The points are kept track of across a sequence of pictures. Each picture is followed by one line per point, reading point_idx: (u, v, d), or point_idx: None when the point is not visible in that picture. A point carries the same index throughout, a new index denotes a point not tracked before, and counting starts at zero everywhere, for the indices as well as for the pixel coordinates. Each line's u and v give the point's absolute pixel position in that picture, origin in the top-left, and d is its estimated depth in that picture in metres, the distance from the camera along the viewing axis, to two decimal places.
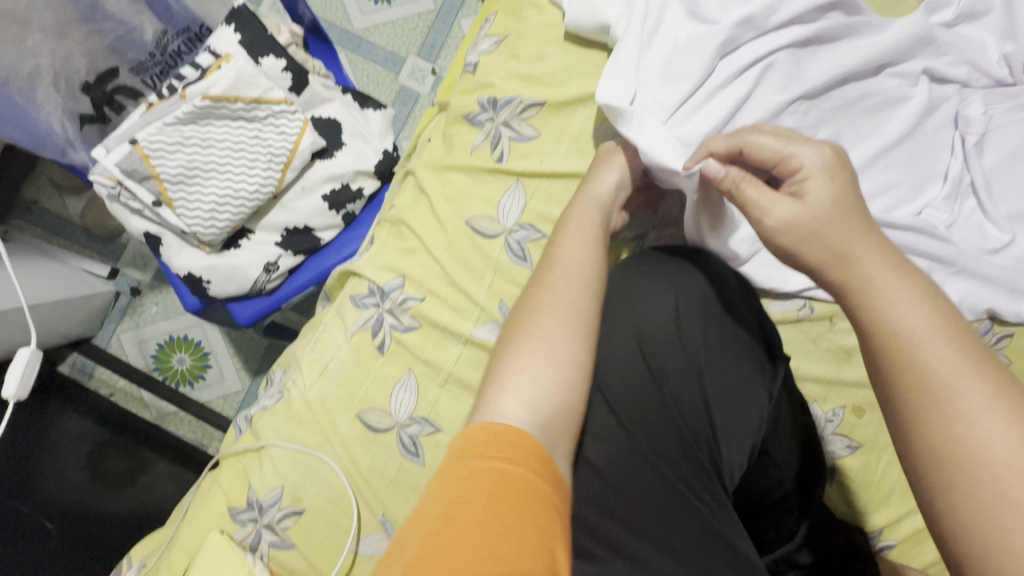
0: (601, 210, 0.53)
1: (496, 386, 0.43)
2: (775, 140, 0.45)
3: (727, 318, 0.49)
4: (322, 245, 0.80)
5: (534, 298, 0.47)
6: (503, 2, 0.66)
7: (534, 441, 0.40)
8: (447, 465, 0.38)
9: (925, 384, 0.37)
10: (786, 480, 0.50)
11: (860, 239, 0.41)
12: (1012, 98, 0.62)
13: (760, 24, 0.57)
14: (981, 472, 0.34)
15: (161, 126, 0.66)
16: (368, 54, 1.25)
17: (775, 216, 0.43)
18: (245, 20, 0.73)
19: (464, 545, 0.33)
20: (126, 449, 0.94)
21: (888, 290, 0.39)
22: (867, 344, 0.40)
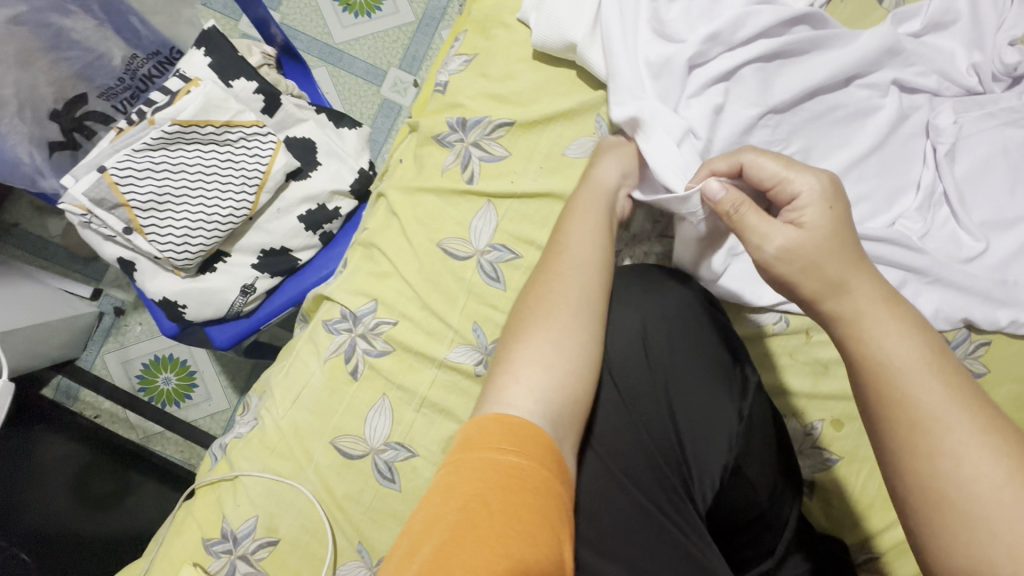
0: (606, 195, 0.52)
1: (506, 375, 0.43)
2: (776, 164, 0.46)
3: (694, 337, 0.49)
4: (299, 265, 0.79)
5: (539, 290, 0.47)
6: (472, 20, 0.65)
7: (547, 433, 0.40)
8: (461, 454, 0.38)
9: (912, 417, 0.39)
10: (761, 499, 0.49)
11: (855, 271, 0.43)
12: (981, 106, 0.63)
13: (726, 40, 0.57)
14: (967, 503, 0.36)
15: (132, 152, 0.67)
16: (349, 67, 1.24)
17: (779, 244, 0.44)
18: (215, 42, 0.72)
19: (478, 542, 0.33)
20: (111, 471, 0.93)
21: (878, 326, 0.42)
22: (858, 376, 0.42)
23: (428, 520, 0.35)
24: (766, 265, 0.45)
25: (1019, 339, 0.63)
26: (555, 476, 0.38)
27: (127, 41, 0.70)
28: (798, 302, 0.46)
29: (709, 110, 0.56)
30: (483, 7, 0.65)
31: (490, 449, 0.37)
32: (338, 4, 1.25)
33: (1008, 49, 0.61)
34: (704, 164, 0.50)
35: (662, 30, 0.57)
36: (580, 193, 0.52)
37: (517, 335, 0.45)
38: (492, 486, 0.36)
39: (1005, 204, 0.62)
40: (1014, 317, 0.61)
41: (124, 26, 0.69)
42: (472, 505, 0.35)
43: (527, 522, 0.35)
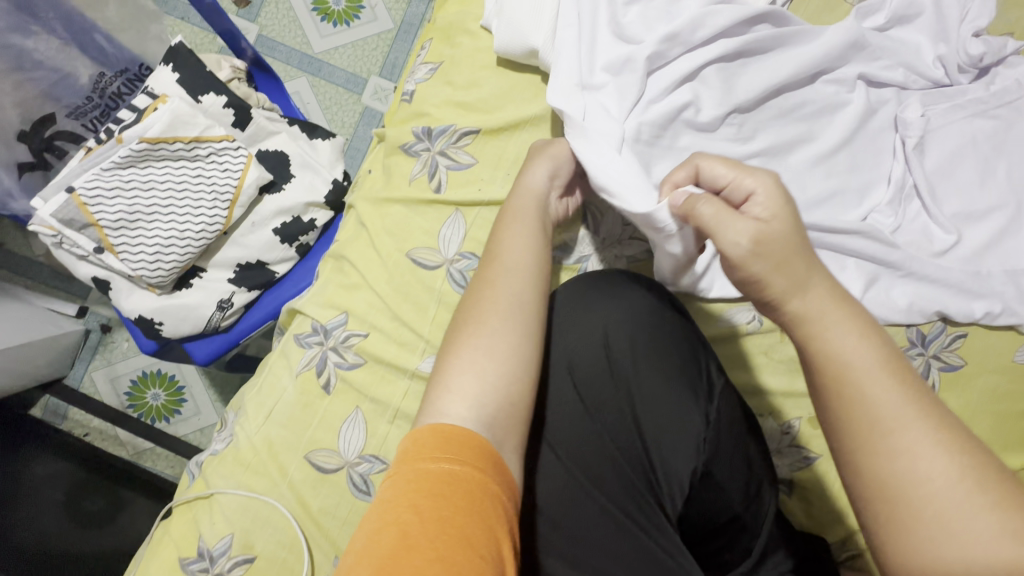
0: (539, 203, 0.53)
1: (441, 388, 0.44)
2: (727, 164, 0.44)
3: (656, 346, 0.50)
4: (277, 278, 0.79)
5: (478, 299, 0.49)
6: (437, 28, 0.65)
7: (483, 439, 0.40)
8: (398, 468, 0.38)
9: (873, 418, 0.39)
10: (734, 502, 0.49)
11: (814, 272, 0.41)
12: (948, 98, 0.63)
13: (685, 40, 0.57)
14: (924, 501, 0.37)
15: (100, 172, 0.66)
16: (329, 76, 1.23)
17: (748, 240, 0.40)
18: (182, 58, 0.72)
19: (412, 551, 0.33)
20: (102, 490, 0.93)
21: (835, 326, 0.40)
22: (817, 378, 0.41)
23: (368, 537, 0.35)
24: (735, 265, 0.41)
25: (995, 330, 0.63)
26: (493, 480, 0.38)
27: (95, 60, 0.71)
28: (761, 305, 0.43)
29: (671, 108, 0.56)
30: (447, 14, 0.65)
31: (425, 460, 0.38)
32: (316, 13, 1.24)
33: (973, 40, 0.61)
34: (665, 177, 0.48)
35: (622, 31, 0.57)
36: (514, 199, 0.53)
37: (453, 348, 0.47)
38: (427, 494, 0.36)
39: (976, 195, 0.62)
40: (987, 309, 0.61)
41: (88, 43, 0.70)
42: (406, 514, 0.35)
43: (462, 526, 0.35)
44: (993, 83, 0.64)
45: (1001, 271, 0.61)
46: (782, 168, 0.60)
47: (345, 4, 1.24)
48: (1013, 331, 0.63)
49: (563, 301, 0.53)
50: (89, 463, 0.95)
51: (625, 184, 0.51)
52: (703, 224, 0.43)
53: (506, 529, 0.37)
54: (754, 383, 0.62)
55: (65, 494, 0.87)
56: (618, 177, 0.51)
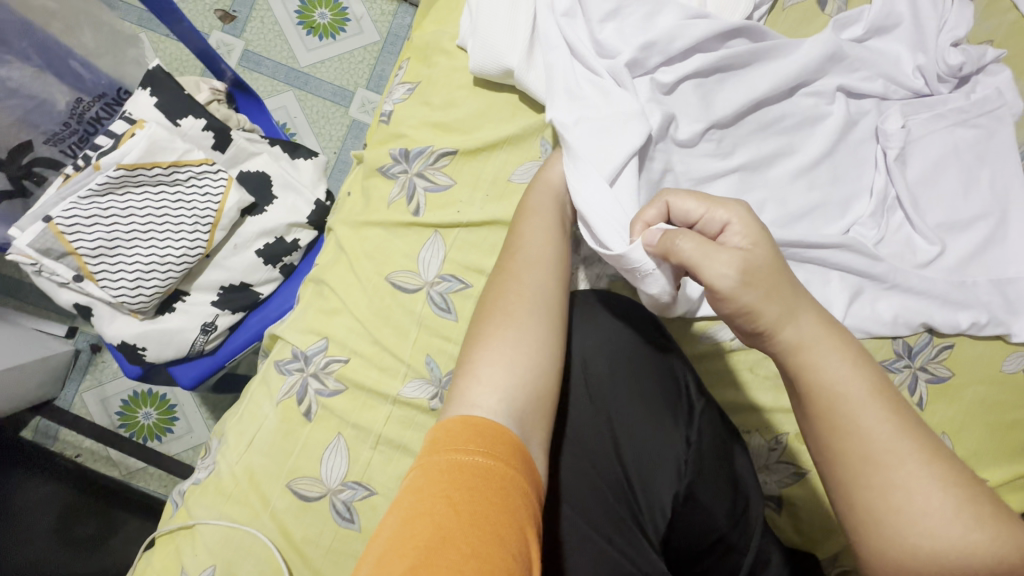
0: (559, 196, 0.54)
1: (469, 375, 0.43)
2: (696, 200, 0.43)
3: (635, 368, 0.51)
4: (261, 299, 0.78)
5: (501, 288, 0.48)
6: (415, 48, 0.66)
7: (512, 434, 0.39)
8: (430, 457, 0.37)
9: (867, 451, 0.39)
10: (719, 523, 0.48)
11: (802, 302, 0.42)
12: (929, 108, 0.63)
13: (663, 49, 0.56)
14: (919, 536, 0.37)
15: (77, 200, 0.66)
16: (316, 90, 1.17)
17: (735, 270, 0.39)
18: (160, 81, 0.72)
19: (445, 542, 0.31)
20: (96, 512, 0.91)
21: (828, 358, 0.41)
22: (810, 408, 0.42)
23: (398, 525, 0.33)
24: (723, 298, 0.40)
25: (982, 339, 0.62)
26: (524, 477, 0.37)
27: (72, 86, 0.71)
28: (751, 332, 0.43)
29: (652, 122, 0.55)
30: (424, 34, 0.65)
31: (456, 451, 0.36)
32: (302, 27, 1.18)
33: (950, 50, 0.61)
34: (635, 215, 0.47)
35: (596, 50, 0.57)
36: (535, 193, 0.54)
37: (478, 337, 0.45)
38: (460, 485, 0.34)
39: (960, 205, 0.61)
40: (974, 319, 0.60)
41: (65, 70, 0.70)
42: (438, 505, 0.33)
43: (495, 523, 0.33)
44: (973, 91, 0.64)
45: (986, 281, 0.61)
46: (763, 182, 0.60)
47: (330, 17, 1.18)
48: (1001, 340, 0.62)
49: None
50: (82, 484, 0.93)
51: (607, 214, 0.51)
52: (685, 260, 0.41)
53: (537, 529, 0.35)
54: (739, 399, 0.62)
55: (58, 517, 0.85)
56: (601, 213, 0.51)
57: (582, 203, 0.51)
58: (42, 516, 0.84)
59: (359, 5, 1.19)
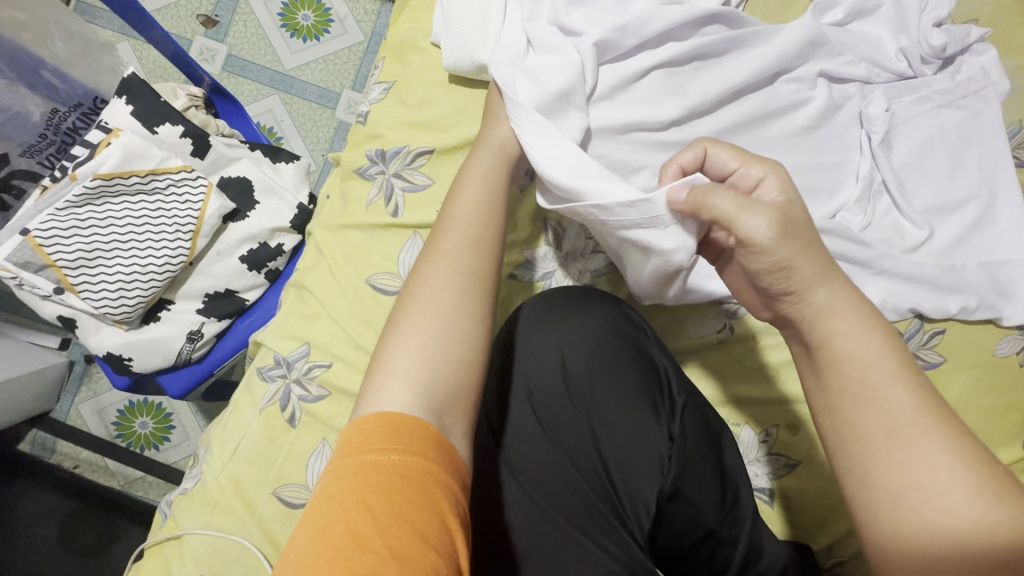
0: (502, 158, 0.52)
1: (382, 371, 0.41)
2: (732, 153, 0.45)
3: (618, 364, 0.50)
4: (247, 306, 0.77)
5: (428, 274, 0.46)
6: (390, 47, 0.65)
7: (430, 428, 0.37)
8: (342, 461, 0.35)
9: (888, 424, 0.38)
10: (706, 518, 0.48)
11: (835, 271, 0.41)
12: (913, 91, 0.62)
13: (637, 32, 0.55)
14: (938, 516, 0.36)
15: (55, 212, 0.66)
16: (302, 92, 1.16)
17: (775, 217, 0.39)
18: (134, 88, 0.70)
19: (362, 549, 0.30)
20: (98, 521, 0.90)
21: (856, 328, 0.41)
22: (831, 381, 0.41)
23: (309, 540, 0.31)
24: (758, 249, 0.40)
25: (973, 324, 0.61)
26: (444, 469, 0.36)
27: (46, 96, 0.70)
28: (780, 296, 0.42)
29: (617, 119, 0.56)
30: (398, 33, 0.65)
31: (370, 451, 0.35)
32: (284, 29, 1.17)
33: (933, 31, 0.60)
34: (670, 157, 0.47)
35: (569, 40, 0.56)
36: (479, 154, 0.52)
37: (398, 327, 0.44)
38: (376, 486, 0.33)
39: (947, 188, 0.60)
40: (964, 304, 0.59)
41: (37, 81, 0.69)
42: (352, 511, 0.32)
43: (415, 521, 0.32)
44: (959, 72, 0.63)
45: (975, 264, 0.60)
46: None
47: (312, 19, 1.17)
48: (993, 325, 0.61)
49: (523, 321, 0.52)
50: (82, 495, 0.93)
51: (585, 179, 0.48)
52: (719, 213, 0.40)
53: (461, 521, 0.34)
54: (727, 391, 0.61)
55: (59, 528, 0.85)
56: (578, 180, 0.48)
57: (554, 170, 0.49)
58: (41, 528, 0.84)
59: (341, 6, 1.17)
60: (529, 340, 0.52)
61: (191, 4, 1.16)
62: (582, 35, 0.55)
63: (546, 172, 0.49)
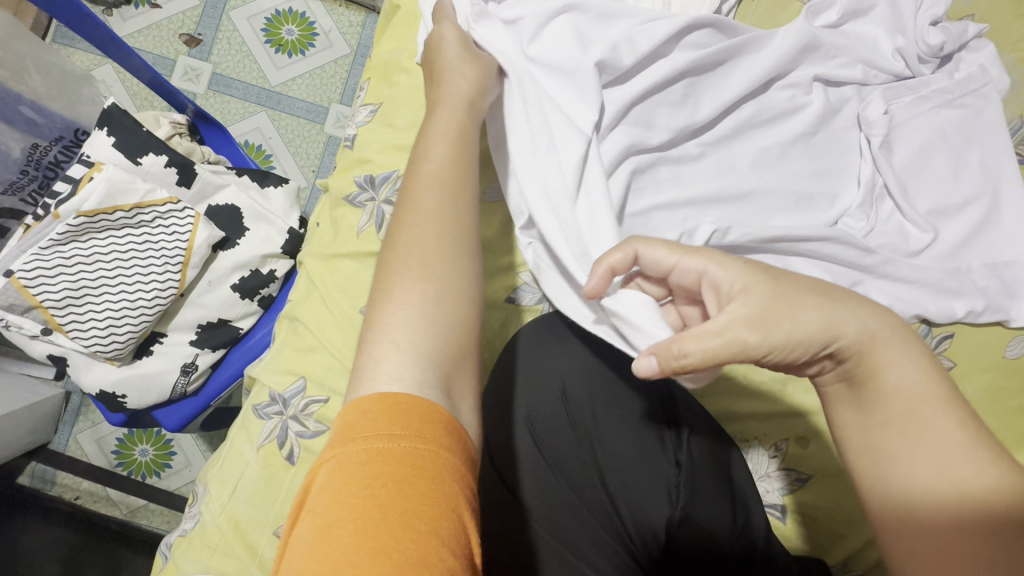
0: (467, 111, 0.50)
1: (385, 344, 0.39)
2: (668, 250, 0.42)
3: (622, 395, 0.51)
4: (241, 334, 0.76)
5: (410, 238, 0.44)
6: (375, 68, 0.64)
7: (443, 411, 0.35)
8: (343, 448, 0.32)
9: (940, 460, 0.39)
10: (719, 542, 0.46)
11: (858, 306, 0.41)
12: (912, 91, 0.61)
13: (631, 50, 0.54)
14: (980, 545, 0.37)
15: (39, 251, 0.64)
16: (289, 109, 1.14)
17: (749, 328, 0.38)
18: (115, 119, 0.69)
19: (374, 555, 0.28)
20: (99, 552, 0.88)
21: (900, 357, 0.41)
22: (875, 413, 0.42)
23: (313, 539, 0.29)
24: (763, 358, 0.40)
25: (982, 326, 0.60)
26: (457, 455, 0.34)
27: (25, 132, 0.69)
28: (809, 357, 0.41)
29: (618, 150, 0.54)
30: (383, 53, 0.64)
31: (377, 436, 0.33)
32: (269, 45, 1.15)
33: (930, 30, 0.59)
34: (600, 257, 0.43)
35: (545, 42, 0.53)
36: (444, 112, 0.50)
37: (388, 294, 0.41)
38: (388, 478, 0.31)
39: (950, 189, 0.59)
40: (970, 307, 0.58)
41: (16, 116, 0.67)
42: (360, 509, 0.29)
43: (431, 519, 0.30)
44: (957, 70, 0.62)
45: (981, 265, 0.58)
46: (743, 179, 0.57)
47: (297, 33, 1.16)
48: (1000, 326, 0.60)
49: (531, 335, 0.53)
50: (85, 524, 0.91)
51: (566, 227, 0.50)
52: (701, 361, 0.38)
53: (474, 510, 0.33)
54: (733, 407, 0.60)
55: (61, 559, 0.83)
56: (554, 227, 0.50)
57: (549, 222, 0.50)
58: (44, 560, 0.82)
59: (326, 19, 1.16)
60: (530, 366, 0.51)
61: (172, 24, 1.14)
62: (598, 57, 0.53)
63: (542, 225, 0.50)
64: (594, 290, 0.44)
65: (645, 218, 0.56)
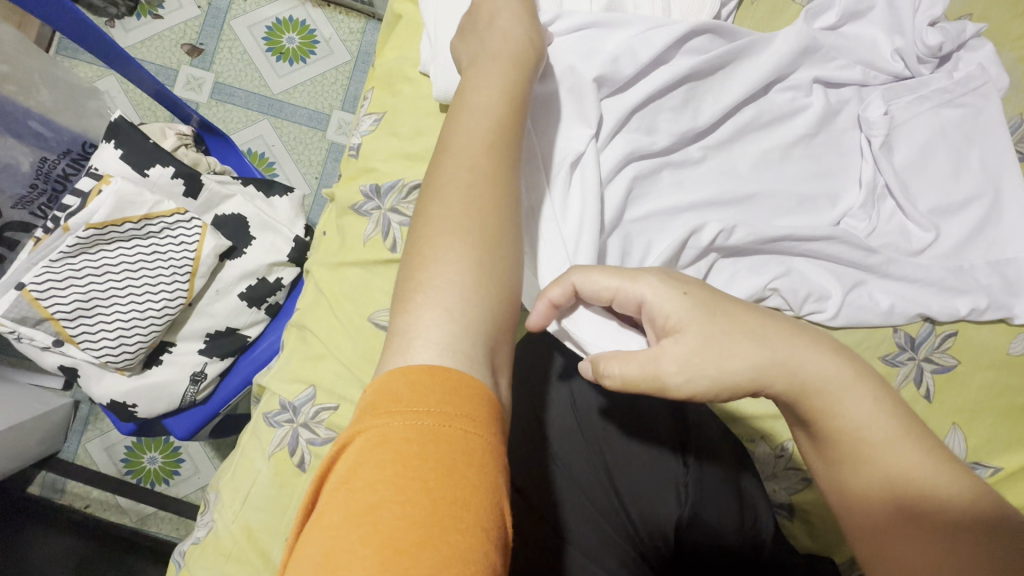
0: (517, 67, 0.50)
1: (437, 309, 0.39)
2: (607, 275, 0.43)
3: (630, 405, 0.51)
4: (249, 342, 0.77)
5: (458, 201, 0.43)
6: (378, 78, 0.65)
7: (489, 393, 0.35)
8: (389, 421, 0.32)
9: (898, 497, 0.40)
10: (727, 537, 0.47)
11: (801, 344, 0.42)
12: (911, 91, 0.61)
13: (632, 62, 0.54)
14: None
15: (50, 264, 0.65)
16: (291, 116, 1.15)
17: (674, 366, 0.41)
18: (122, 131, 0.69)
19: (422, 541, 0.29)
20: (111, 559, 0.89)
21: (849, 398, 0.41)
22: (830, 450, 0.42)
23: (355, 514, 0.29)
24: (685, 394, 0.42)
25: (985, 324, 0.60)
26: (501, 445, 0.34)
27: (34, 146, 0.69)
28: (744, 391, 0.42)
29: (619, 158, 0.55)
30: (386, 62, 0.64)
31: (426, 412, 0.32)
32: (271, 53, 1.16)
33: (929, 30, 0.59)
34: (540, 292, 0.44)
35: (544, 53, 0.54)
36: (492, 65, 0.49)
37: (430, 257, 0.41)
38: (435, 461, 0.31)
39: (951, 188, 0.60)
40: (973, 305, 0.58)
41: (25, 131, 0.68)
42: (409, 491, 0.30)
43: (473, 508, 0.31)
44: (956, 69, 0.62)
45: (983, 263, 0.59)
46: (745, 182, 0.58)
47: (298, 41, 1.16)
48: (1004, 324, 0.60)
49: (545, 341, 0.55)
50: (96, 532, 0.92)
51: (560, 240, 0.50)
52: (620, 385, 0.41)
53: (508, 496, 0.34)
54: (740, 408, 0.60)
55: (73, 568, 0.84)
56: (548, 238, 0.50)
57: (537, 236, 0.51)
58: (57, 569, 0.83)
59: (327, 26, 1.17)
60: (549, 372, 0.53)
61: (174, 34, 1.15)
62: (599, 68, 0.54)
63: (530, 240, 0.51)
64: (538, 324, 0.44)
65: (649, 221, 0.56)
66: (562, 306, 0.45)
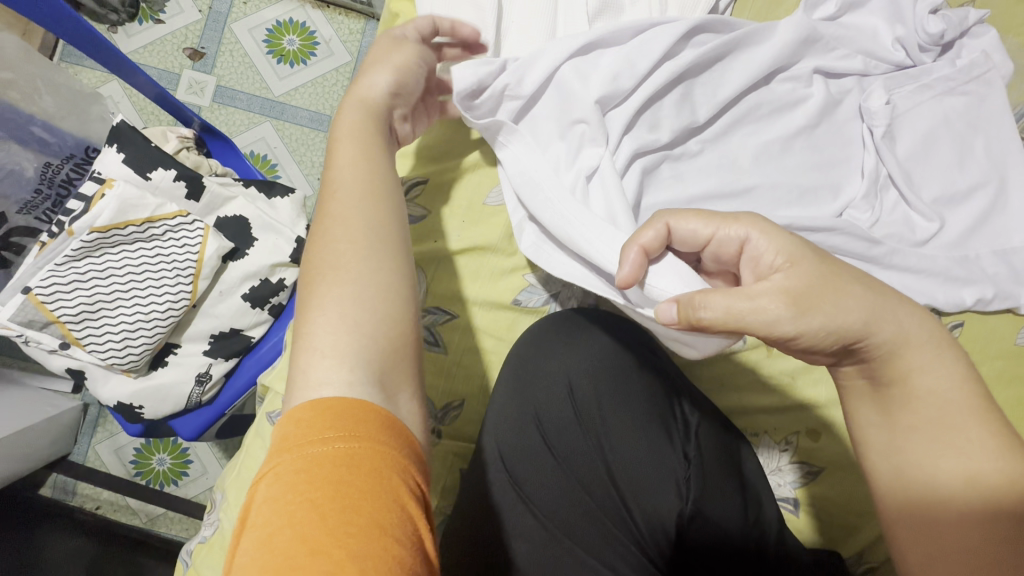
0: (372, 114, 0.51)
1: (309, 351, 0.39)
2: (701, 220, 0.42)
3: (642, 396, 0.51)
4: (254, 342, 0.77)
5: (328, 247, 0.44)
6: None
7: (384, 413, 0.36)
8: (279, 460, 0.33)
9: (968, 470, 0.40)
10: (732, 530, 0.47)
11: (898, 303, 0.42)
12: (912, 80, 0.61)
13: (631, 73, 0.54)
14: (992, 550, 0.37)
15: (55, 268, 0.65)
16: (293, 118, 1.15)
17: (782, 299, 0.39)
18: (124, 136, 0.70)
19: (314, 553, 0.28)
20: (122, 559, 0.90)
21: (937, 365, 0.42)
22: (901, 416, 0.42)
23: (254, 550, 0.29)
24: (790, 336, 0.40)
25: (993, 314, 0.59)
26: (398, 450, 0.34)
27: (38, 151, 0.70)
28: (850, 335, 0.41)
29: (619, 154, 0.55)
30: None
31: (310, 443, 0.33)
32: (271, 56, 1.17)
33: (930, 18, 0.59)
34: (630, 238, 0.44)
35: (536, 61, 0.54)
36: (347, 114, 0.51)
37: (311, 301, 0.42)
38: (325, 477, 0.31)
39: (955, 177, 0.59)
40: (979, 295, 0.57)
41: (28, 137, 0.70)
42: (298, 513, 0.30)
43: (373, 515, 0.30)
44: (959, 57, 0.61)
45: (989, 253, 0.58)
46: (744, 175, 0.57)
47: (298, 43, 1.17)
48: (1011, 313, 0.59)
49: (541, 333, 0.54)
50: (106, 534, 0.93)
51: (586, 230, 0.50)
52: (718, 320, 0.39)
53: (420, 500, 0.33)
54: (743, 401, 0.60)
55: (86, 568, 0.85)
56: (572, 227, 0.50)
57: (568, 226, 0.50)
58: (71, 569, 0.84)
59: (326, 27, 1.17)
60: (548, 367, 0.52)
61: (175, 38, 1.16)
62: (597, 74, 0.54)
63: (559, 227, 0.51)
64: (629, 275, 0.44)
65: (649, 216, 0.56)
66: (651, 255, 0.45)
